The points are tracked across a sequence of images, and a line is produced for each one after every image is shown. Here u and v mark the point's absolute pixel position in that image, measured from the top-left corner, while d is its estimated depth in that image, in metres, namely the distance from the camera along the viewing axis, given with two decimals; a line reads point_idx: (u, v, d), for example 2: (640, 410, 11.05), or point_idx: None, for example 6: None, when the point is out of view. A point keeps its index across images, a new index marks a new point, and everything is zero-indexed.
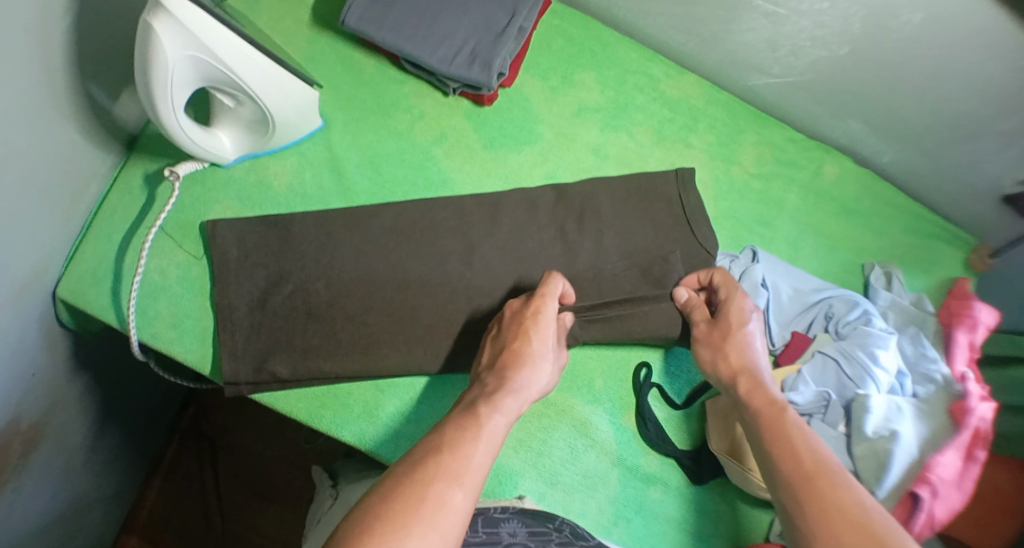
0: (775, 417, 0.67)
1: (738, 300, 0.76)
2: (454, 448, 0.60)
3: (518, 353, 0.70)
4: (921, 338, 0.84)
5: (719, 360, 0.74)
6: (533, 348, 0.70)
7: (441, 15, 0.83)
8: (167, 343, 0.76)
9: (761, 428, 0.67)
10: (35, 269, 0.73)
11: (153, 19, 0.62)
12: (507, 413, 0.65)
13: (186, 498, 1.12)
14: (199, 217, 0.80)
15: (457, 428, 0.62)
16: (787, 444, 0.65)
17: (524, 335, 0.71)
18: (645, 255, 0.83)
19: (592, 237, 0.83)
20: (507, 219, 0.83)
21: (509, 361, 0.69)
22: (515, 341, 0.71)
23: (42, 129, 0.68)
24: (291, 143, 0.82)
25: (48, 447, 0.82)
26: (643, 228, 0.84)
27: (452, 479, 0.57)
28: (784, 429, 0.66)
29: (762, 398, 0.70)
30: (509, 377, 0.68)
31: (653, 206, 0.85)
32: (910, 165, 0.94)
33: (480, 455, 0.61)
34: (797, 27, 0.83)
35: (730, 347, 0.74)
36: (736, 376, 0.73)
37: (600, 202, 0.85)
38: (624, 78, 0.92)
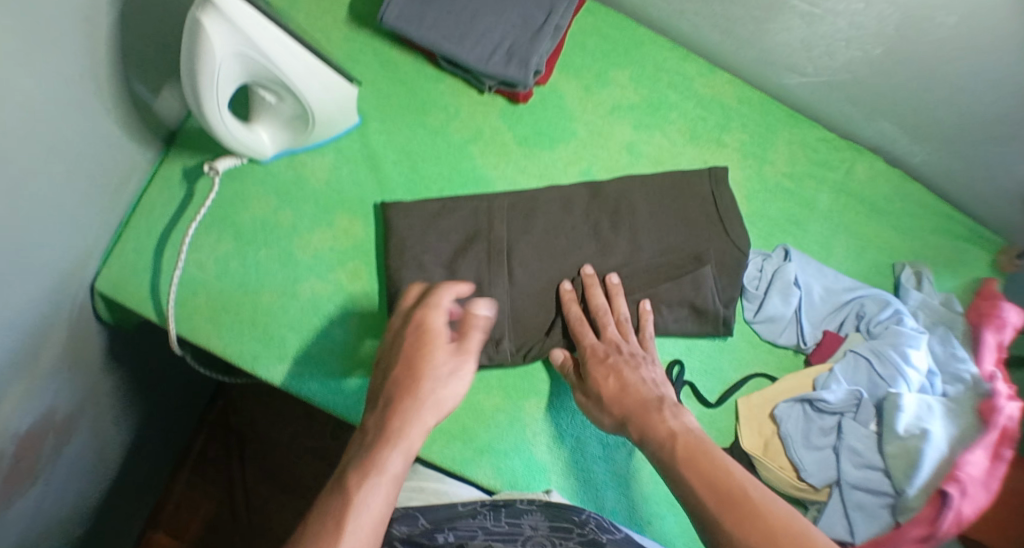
0: (683, 443, 0.65)
1: (609, 321, 0.77)
2: (354, 507, 0.54)
3: (414, 402, 0.59)
4: (951, 338, 0.85)
5: (623, 385, 0.72)
6: (437, 375, 0.60)
7: (478, 13, 0.83)
8: (206, 338, 0.76)
9: (675, 460, 0.64)
10: (76, 261, 0.74)
11: (202, 15, 0.62)
12: (408, 452, 0.58)
13: (211, 490, 1.14)
14: (238, 213, 0.80)
15: (370, 475, 0.56)
16: (703, 464, 0.62)
17: (420, 374, 0.60)
18: (679, 253, 0.83)
19: (625, 236, 0.83)
20: (542, 217, 0.83)
21: (408, 386, 0.60)
22: (403, 372, 0.61)
23: (86, 125, 0.68)
24: (330, 140, 0.83)
25: (80, 438, 0.83)
26: (675, 226, 0.84)
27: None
28: (700, 457, 0.63)
29: (657, 413, 0.69)
30: (411, 402, 0.59)
31: (686, 205, 0.85)
32: (942, 165, 0.94)
33: (379, 503, 0.55)
34: (832, 27, 0.83)
35: (629, 376, 0.73)
36: (637, 406, 0.70)
37: (633, 199, 0.85)
38: (658, 77, 0.92)
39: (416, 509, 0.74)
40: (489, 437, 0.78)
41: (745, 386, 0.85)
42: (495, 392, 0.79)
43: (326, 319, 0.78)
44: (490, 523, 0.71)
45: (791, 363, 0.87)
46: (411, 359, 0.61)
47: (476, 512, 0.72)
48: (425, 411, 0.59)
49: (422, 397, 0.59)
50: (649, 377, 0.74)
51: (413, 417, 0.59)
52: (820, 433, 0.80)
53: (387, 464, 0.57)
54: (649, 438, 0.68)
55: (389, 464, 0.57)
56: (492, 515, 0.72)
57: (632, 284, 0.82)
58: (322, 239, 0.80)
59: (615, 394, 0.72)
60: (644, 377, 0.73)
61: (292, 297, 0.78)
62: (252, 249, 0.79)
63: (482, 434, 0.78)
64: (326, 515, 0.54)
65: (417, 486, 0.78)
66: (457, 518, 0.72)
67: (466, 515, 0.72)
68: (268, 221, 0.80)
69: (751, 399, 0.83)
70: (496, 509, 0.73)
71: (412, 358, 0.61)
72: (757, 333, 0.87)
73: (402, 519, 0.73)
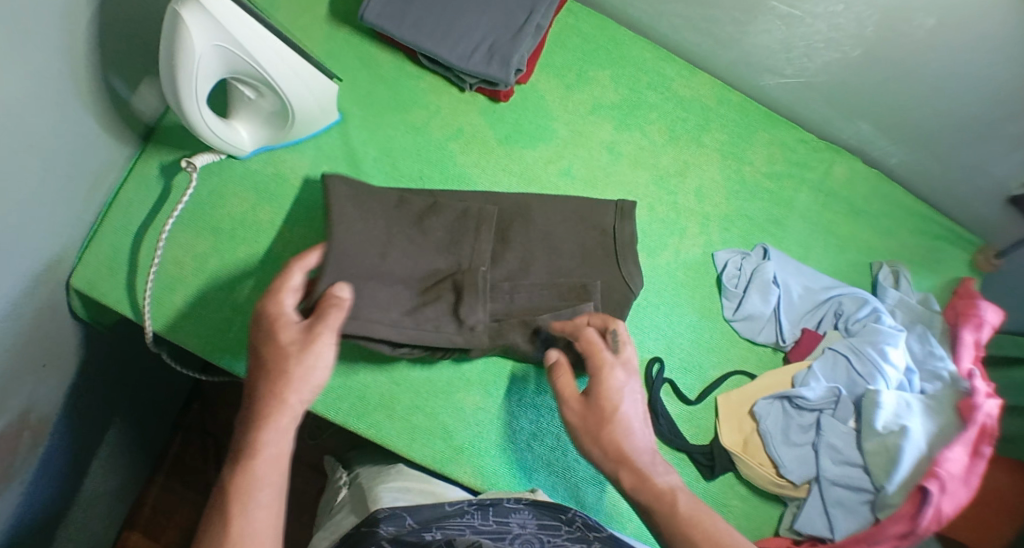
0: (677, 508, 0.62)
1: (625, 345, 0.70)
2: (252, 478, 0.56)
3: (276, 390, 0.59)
4: (929, 336, 0.86)
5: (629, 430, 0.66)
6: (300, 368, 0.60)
7: (459, 12, 0.83)
8: (183, 335, 0.75)
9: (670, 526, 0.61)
10: (51, 257, 0.73)
11: (182, 8, 0.62)
12: (283, 433, 0.59)
13: (188, 494, 1.12)
14: (217, 209, 0.80)
15: (250, 463, 0.57)
16: (687, 534, 0.61)
17: (281, 376, 0.59)
18: (567, 280, 0.79)
19: (516, 253, 0.79)
20: (441, 219, 0.78)
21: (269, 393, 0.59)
22: (266, 384, 0.60)
23: (64, 118, 0.67)
24: (309, 137, 0.83)
25: (56, 438, 0.82)
26: (574, 254, 0.81)
27: (255, 527, 0.55)
28: (696, 520, 0.61)
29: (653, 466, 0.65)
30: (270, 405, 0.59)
31: (589, 235, 0.82)
32: (919, 166, 0.96)
33: (269, 497, 0.57)
34: (811, 28, 0.84)
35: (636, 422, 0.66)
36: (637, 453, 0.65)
37: (531, 217, 0.81)
38: (638, 77, 0.93)
39: (403, 509, 0.71)
40: (470, 435, 0.77)
41: (724, 383, 0.85)
42: (477, 391, 0.79)
43: None
44: (478, 522, 0.70)
45: (770, 361, 0.87)
46: (274, 354, 0.60)
47: (464, 511, 0.72)
48: (282, 407, 0.59)
49: (282, 392, 0.59)
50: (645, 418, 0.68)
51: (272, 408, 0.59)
52: (799, 430, 0.80)
53: (262, 451, 0.57)
54: (639, 490, 0.64)
55: (263, 471, 0.57)
56: (479, 514, 0.71)
57: (512, 305, 0.78)
58: (300, 237, 0.80)
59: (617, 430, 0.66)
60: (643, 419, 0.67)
61: None
62: (230, 246, 0.79)
63: (462, 432, 0.77)
64: (234, 492, 0.56)
65: (402, 486, 0.76)
66: (445, 517, 0.71)
67: (454, 514, 0.71)
68: (246, 218, 0.80)
69: (730, 398, 0.83)
70: (483, 508, 0.72)
71: (273, 373, 0.60)
72: (735, 331, 0.87)
73: (388, 519, 0.69)
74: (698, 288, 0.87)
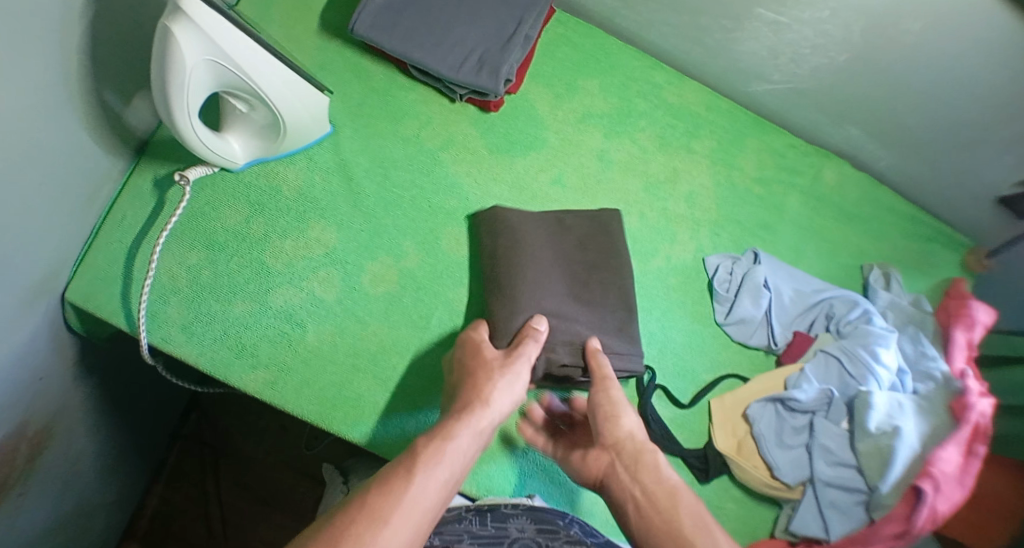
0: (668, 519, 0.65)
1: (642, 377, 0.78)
2: (417, 470, 0.62)
3: (484, 388, 0.69)
4: (921, 338, 0.86)
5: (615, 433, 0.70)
6: (505, 388, 0.70)
7: (449, 25, 0.84)
8: (177, 347, 0.76)
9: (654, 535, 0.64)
10: (46, 271, 0.73)
11: (173, 23, 0.63)
12: (474, 433, 0.67)
13: (187, 505, 1.12)
14: (211, 221, 0.80)
15: (413, 457, 0.63)
16: (692, 542, 0.63)
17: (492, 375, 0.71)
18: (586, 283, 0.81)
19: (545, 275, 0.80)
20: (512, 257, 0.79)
21: (477, 400, 0.68)
22: (466, 397, 0.69)
23: (59, 133, 0.68)
24: (301, 149, 0.84)
25: (54, 451, 0.82)
26: (563, 277, 0.81)
27: (417, 509, 0.60)
28: (681, 527, 0.64)
29: (636, 468, 0.68)
30: (477, 409, 0.68)
31: (575, 254, 0.83)
32: (907, 168, 0.97)
33: (429, 499, 0.61)
34: (799, 34, 0.85)
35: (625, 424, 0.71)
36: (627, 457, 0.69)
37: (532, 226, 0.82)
38: (627, 85, 0.94)
39: None
40: None
41: (717, 387, 0.85)
42: None
43: (298, 326, 0.78)
44: (476, 527, 0.73)
45: (763, 364, 0.88)
46: (478, 366, 0.72)
47: (462, 516, 0.73)
48: (488, 409, 0.68)
49: (494, 393, 0.69)
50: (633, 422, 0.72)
51: (475, 401, 0.68)
52: (792, 432, 0.80)
53: (453, 439, 0.65)
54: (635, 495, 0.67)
55: (446, 457, 0.64)
56: (478, 519, 0.73)
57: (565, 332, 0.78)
58: (294, 248, 0.81)
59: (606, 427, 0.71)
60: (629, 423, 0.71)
61: (265, 305, 0.78)
62: (224, 257, 0.79)
63: None
64: (390, 479, 0.61)
65: None
66: (445, 522, 0.73)
67: (453, 519, 0.74)
68: (240, 230, 0.81)
69: (723, 400, 0.84)
70: (481, 514, 0.73)
71: (479, 381, 0.70)
72: (728, 336, 0.87)
73: None
74: (689, 292, 0.88)
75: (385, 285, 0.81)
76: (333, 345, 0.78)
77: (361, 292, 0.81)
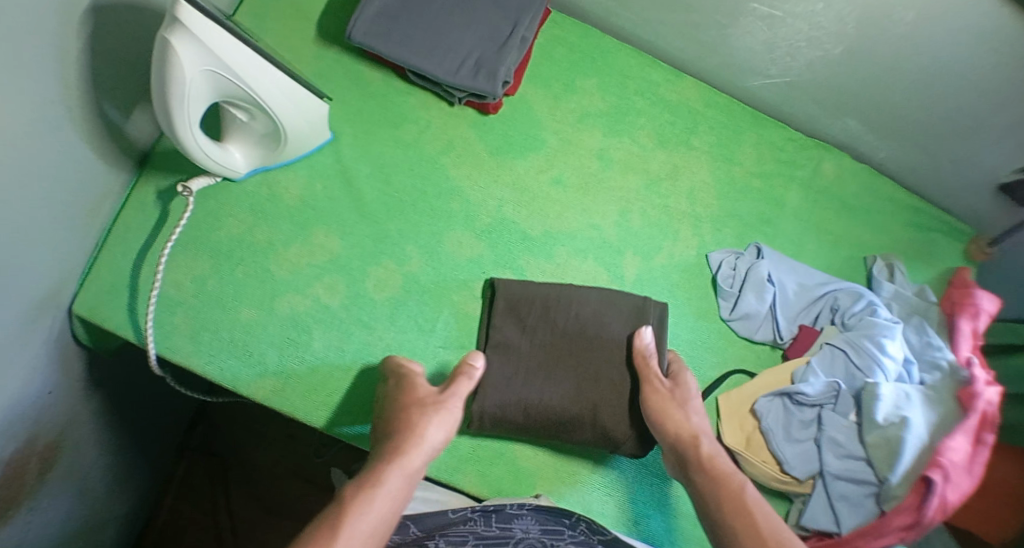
0: (731, 496, 0.68)
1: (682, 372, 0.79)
2: (342, 528, 0.61)
3: (407, 427, 0.69)
4: (926, 327, 0.86)
5: (671, 418, 0.74)
6: (437, 420, 0.71)
7: (444, 28, 0.85)
8: (185, 357, 0.76)
9: (716, 508, 0.68)
10: (51, 285, 0.73)
11: (171, 35, 0.63)
12: (406, 471, 0.68)
13: (197, 516, 1.12)
14: (215, 230, 0.81)
15: (343, 508, 0.63)
16: (750, 520, 0.66)
17: (421, 416, 0.70)
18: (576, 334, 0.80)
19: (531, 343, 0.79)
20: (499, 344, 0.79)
21: (408, 438, 0.69)
22: (396, 437, 0.69)
23: (61, 148, 0.68)
24: (302, 157, 0.84)
25: (64, 464, 0.82)
26: (558, 359, 0.78)
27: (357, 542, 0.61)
28: (741, 504, 0.67)
29: (693, 452, 0.73)
30: (406, 448, 0.69)
31: (555, 324, 0.79)
32: (906, 158, 0.97)
33: (374, 523, 0.63)
34: (793, 28, 0.85)
35: (683, 411, 0.75)
36: (684, 442, 0.73)
37: (508, 302, 0.80)
38: (624, 84, 0.94)
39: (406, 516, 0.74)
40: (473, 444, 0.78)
41: (725, 383, 0.85)
42: None
43: (304, 333, 0.78)
44: (481, 528, 0.72)
45: (769, 359, 0.88)
46: (407, 402, 0.71)
47: (467, 518, 0.73)
48: (418, 444, 0.69)
49: (418, 430, 0.69)
50: (688, 411, 0.76)
51: (404, 449, 0.68)
52: (801, 426, 0.80)
53: (383, 485, 0.66)
54: (696, 475, 0.72)
55: (377, 504, 0.64)
56: (482, 519, 0.72)
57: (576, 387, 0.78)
58: (297, 255, 0.81)
59: (660, 412, 0.74)
60: (686, 411, 0.75)
61: (270, 313, 0.79)
62: (228, 267, 0.80)
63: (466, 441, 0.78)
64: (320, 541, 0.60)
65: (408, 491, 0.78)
66: (449, 524, 0.73)
67: (457, 521, 0.73)
68: (244, 239, 0.81)
69: (731, 397, 0.84)
70: (486, 515, 0.72)
71: (405, 420, 0.70)
72: (733, 331, 0.87)
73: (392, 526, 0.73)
74: (693, 288, 0.88)
75: (389, 290, 0.81)
76: (339, 351, 0.78)
77: (365, 297, 0.81)
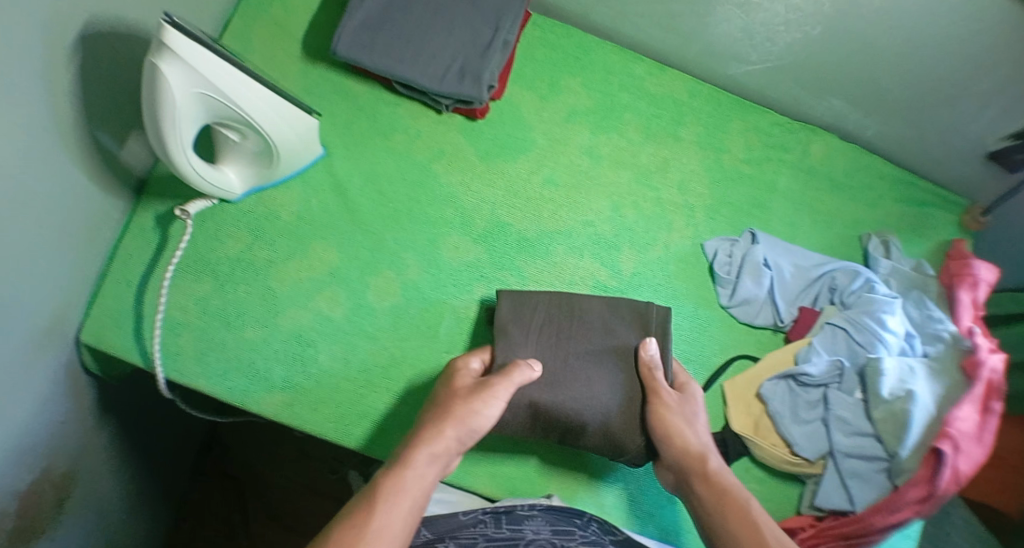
0: (736, 515, 0.69)
1: (686, 380, 0.79)
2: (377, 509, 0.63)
3: (440, 416, 0.70)
4: (926, 301, 0.86)
5: (675, 437, 0.74)
6: (473, 408, 0.70)
7: (427, 38, 0.86)
8: (193, 378, 0.77)
9: (725, 532, 0.68)
10: (56, 315, 0.75)
11: (159, 60, 0.65)
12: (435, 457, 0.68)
13: (215, 539, 1.12)
14: (214, 251, 0.82)
15: (376, 495, 0.64)
16: (756, 536, 0.67)
17: (456, 403, 0.71)
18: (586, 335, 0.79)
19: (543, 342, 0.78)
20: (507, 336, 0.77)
21: (441, 424, 0.69)
22: (429, 423, 0.70)
23: (58, 179, 0.70)
24: (296, 173, 0.85)
25: (80, 492, 0.83)
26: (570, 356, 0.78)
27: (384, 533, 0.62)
28: (747, 523, 0.68)
29: (698, 470, 0.73)
30: (438, 432, 0.68)
31: (563, 326, 0.79)
32: (894, 134, 0.97)
33: (403, 511, 0.64)
34: (770, 12, 0.86)
35: (688, 428, 0.74)
36: (690, 460, 0.73)
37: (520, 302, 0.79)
38: (609, 80, 0.95)
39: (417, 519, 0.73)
40: (483, 445, 0.78)
41: (729, 369, 0.85)
42: None
43: (309, 347, 0.79)
44: (492, 530, 0.73)
45: (772, 343, 0.88)
46: (451, 391, 0.72)
47: (478, 521, 0.73)
48: (452, 428, 0.69)
49: (452, 417, 0.69)
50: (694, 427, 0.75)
51: (438, 431, 0.69)
52: (807, 406, 0.80)
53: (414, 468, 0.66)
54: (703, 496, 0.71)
55: (404, 488, 0.65)
56: (494, 521, 0.73)
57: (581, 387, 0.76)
58: (298, 269, 0.82)
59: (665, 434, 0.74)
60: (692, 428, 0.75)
61: (273, 329, 0.80)
62: (230, 285, 0.81)
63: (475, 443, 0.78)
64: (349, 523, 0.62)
65: None
66: (460, 527, 0.73)
67: (467, 524, 0.73)
68: (244, 258, 0.82)
69: (736, 382, 0.84)
70: (497, 516, 0.73)
71: (439, 410, 0.71)
72: (733, 317, 0.88)
73: None
74: (691, 277, 0.88)
75: (390, 298, 0.82)
76: (344, 362, 0.79)
77: (366, 307, 0.82)
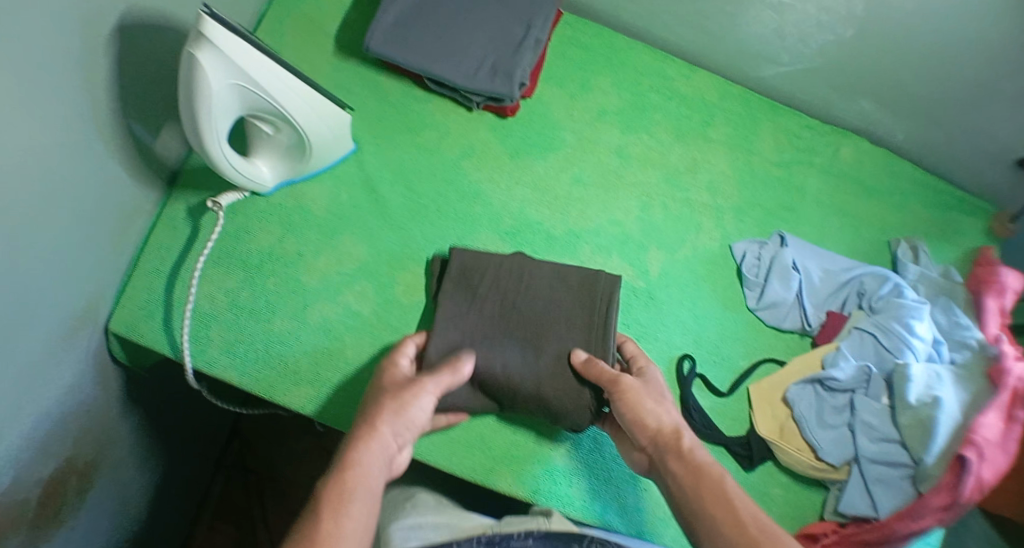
0: (710, 484, 0.62)
1: (645, 363, 0.75)
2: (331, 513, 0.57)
3: (382, 406, 0.65)
4: (953, 307, 0.86)
5: (638, 417, 0.68)
6: (407, 397, 0.66)
7: (459, 34, 0.86)
8: (222, 370, 0.77)
9: (700, 503, 0.61)
10: (87, 305, 0.75)
11: (197, 51, 0.65)
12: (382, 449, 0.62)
13: (236, 533, 1.13)
14: (244, 244, 0.82)
15: (327, 497, 0.58)
16: (737, 506, 0.60)
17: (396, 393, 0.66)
18: (539, 310, 0.77)
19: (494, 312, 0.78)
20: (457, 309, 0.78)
21: (383, 415, 0.64)
22: (369, 415, 0.64)
23: (92, 169, 0.70)
24: (327, 168, 0.85)
25: (104, 480, 0.84)
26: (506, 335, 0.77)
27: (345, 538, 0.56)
28: (724, 492, 0.61)
29: (672, 446, 0.66)
30: (382, 423, 0.63)
31: (515, 296, 0.78)
32: (923, 139, 0.97)
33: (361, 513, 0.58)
34: (803, 14, 0.85)
35: (653, 406, 0.69)
36: (658, 439, 0.67)
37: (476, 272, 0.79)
38: (640, 80, 0.95)
39: None
40: (508, 445, 0.79)
41: (755, 373, 0.85)
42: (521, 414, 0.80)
43: (337, 341, 0.79)
44: None
45: (798, 347, 0.88)
46: (387, 382, 0.69)
47: None
48: (397, 416, 0.64)
49: (395, 407, 0.65)
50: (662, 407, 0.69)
51: (380, 422, 0.64)
52: (833, 411, 0.80)
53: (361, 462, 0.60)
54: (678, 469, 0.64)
55: (354, 487, 0.59)
56: None
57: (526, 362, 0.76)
58: (327, 264, 0.82)
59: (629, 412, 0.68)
60: (661, 407, 0.69)
61: (302, 322, 0.80)
62: (259, 278, 0.81)
63: (500, 443, 0.79)
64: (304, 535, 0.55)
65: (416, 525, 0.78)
66: None
67: None
68: (274, 251, 0.82)
69: (762, 387, 0.84)
70: None
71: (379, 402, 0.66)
72: (760, 321, 0.88)
73: None
74: (718, 280, 0.88)
75: (418, 294, 0.82)
76: (372, 358, 0.79)
77: (394, 303, 0.82)
